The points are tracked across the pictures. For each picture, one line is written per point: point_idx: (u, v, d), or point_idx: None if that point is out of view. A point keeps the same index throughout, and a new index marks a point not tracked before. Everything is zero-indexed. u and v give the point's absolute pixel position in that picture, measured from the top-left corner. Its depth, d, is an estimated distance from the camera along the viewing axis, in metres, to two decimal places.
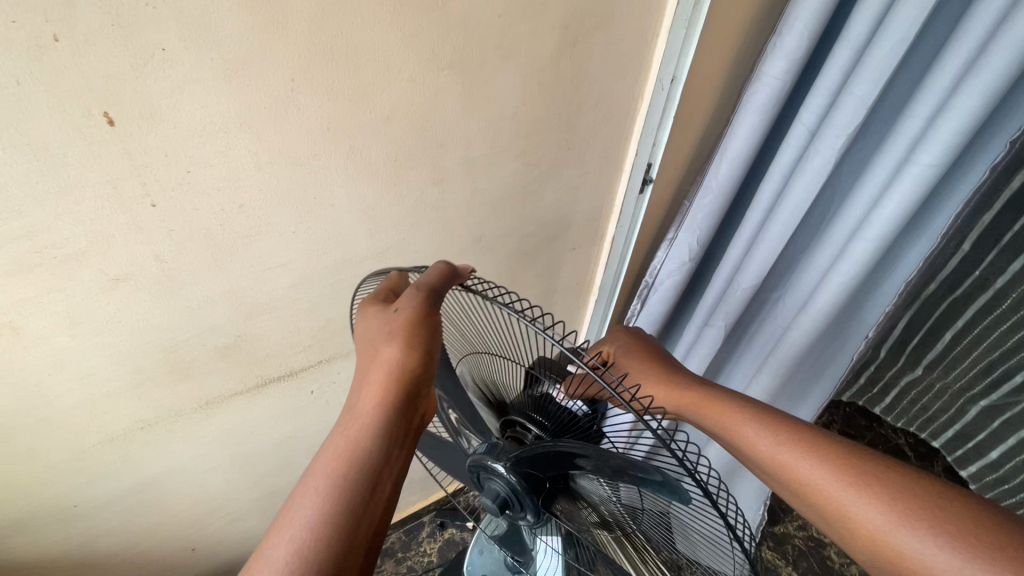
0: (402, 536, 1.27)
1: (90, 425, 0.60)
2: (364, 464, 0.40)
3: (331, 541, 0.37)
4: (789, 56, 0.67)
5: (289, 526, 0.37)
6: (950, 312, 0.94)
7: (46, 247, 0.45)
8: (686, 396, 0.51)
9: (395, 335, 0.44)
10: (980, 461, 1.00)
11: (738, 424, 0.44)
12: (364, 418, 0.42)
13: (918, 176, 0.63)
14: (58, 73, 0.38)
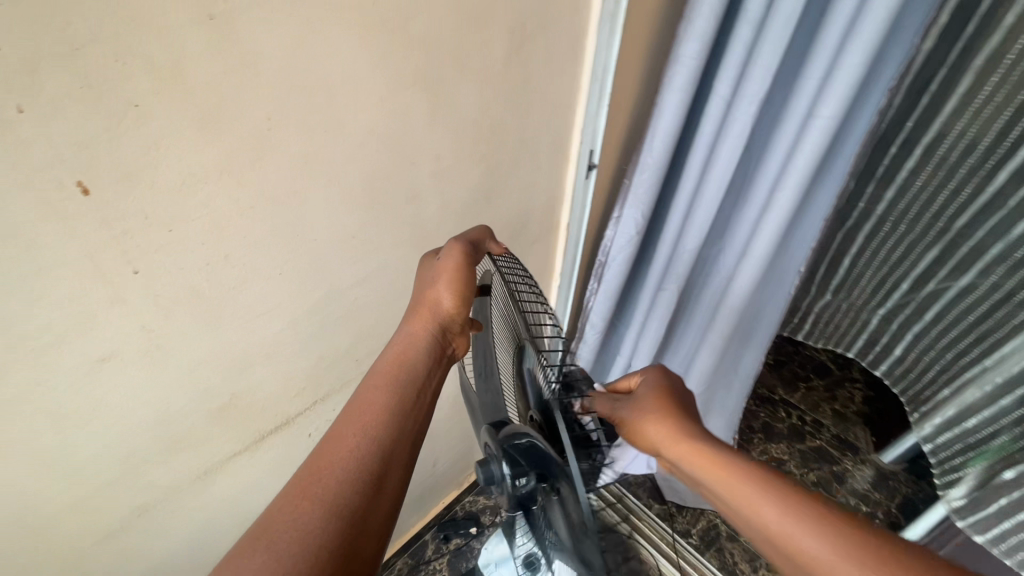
0: (408, 560, 1.24)
1: (82, 524, 0.54)
2: (413, 370, 0.51)
3: (392, 418, 0.46)
4: (700, 38, 0.75)
5: (346, 424, 0.44)
6: (851, 234, 1.17)
7: (21, 339, 0.41)
8: (689, 451, 0.48)
9: (442, 279, 0.56)
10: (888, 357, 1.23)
11: (755, 500, 0.43)
12: (413, 340, 0.54)
13: (824, 128, 0.74)
14: (25, 146, 0.35)
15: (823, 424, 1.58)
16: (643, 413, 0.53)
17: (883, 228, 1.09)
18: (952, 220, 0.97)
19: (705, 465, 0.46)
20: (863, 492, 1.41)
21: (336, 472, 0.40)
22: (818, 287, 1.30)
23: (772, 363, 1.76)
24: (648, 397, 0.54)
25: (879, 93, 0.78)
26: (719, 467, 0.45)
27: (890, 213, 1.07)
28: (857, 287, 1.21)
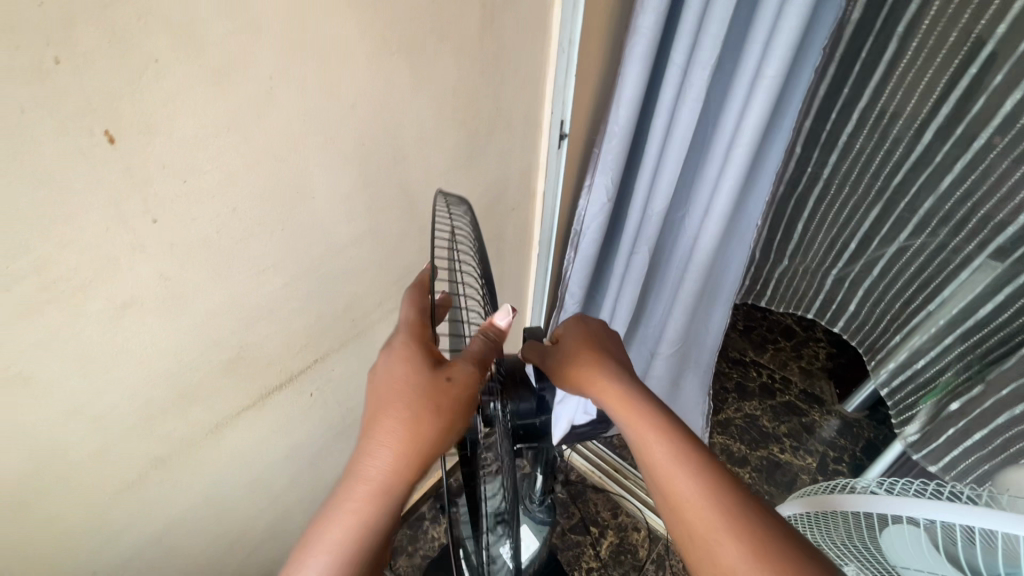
0: (406, 531, 1.29)
1: (104, 473, 0.58)
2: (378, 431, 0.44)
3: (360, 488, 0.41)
4: (656, 10, 0.82)
5: (348, 506, 0.40)
6: (803, 196, 1.24)
7: (54, 282, 0.44)
8: (598, 380, 0.54)
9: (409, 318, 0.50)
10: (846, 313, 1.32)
11: (641, 424, 0.49)
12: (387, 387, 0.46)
13: (770, 86, 0.82)
14: (61, 95, 0.39)
15: (791, 380, 1.68)
16: (571, 356, 0.58)
17: (831, 190, 1.18)
18: (889, 179, 1.08)
19: (611, 398, 0.52)
20: (830, 440, 1.51)
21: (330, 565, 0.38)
22: (776, 254, 1.37)
23: (742, 329, 1.85)
24: (578, 343, 0.60)
25: (816, 56, 0.86)
26: (620, 399, 0.52)
27: (835, 175, 1.15)
28: (812, 249, 1.29)
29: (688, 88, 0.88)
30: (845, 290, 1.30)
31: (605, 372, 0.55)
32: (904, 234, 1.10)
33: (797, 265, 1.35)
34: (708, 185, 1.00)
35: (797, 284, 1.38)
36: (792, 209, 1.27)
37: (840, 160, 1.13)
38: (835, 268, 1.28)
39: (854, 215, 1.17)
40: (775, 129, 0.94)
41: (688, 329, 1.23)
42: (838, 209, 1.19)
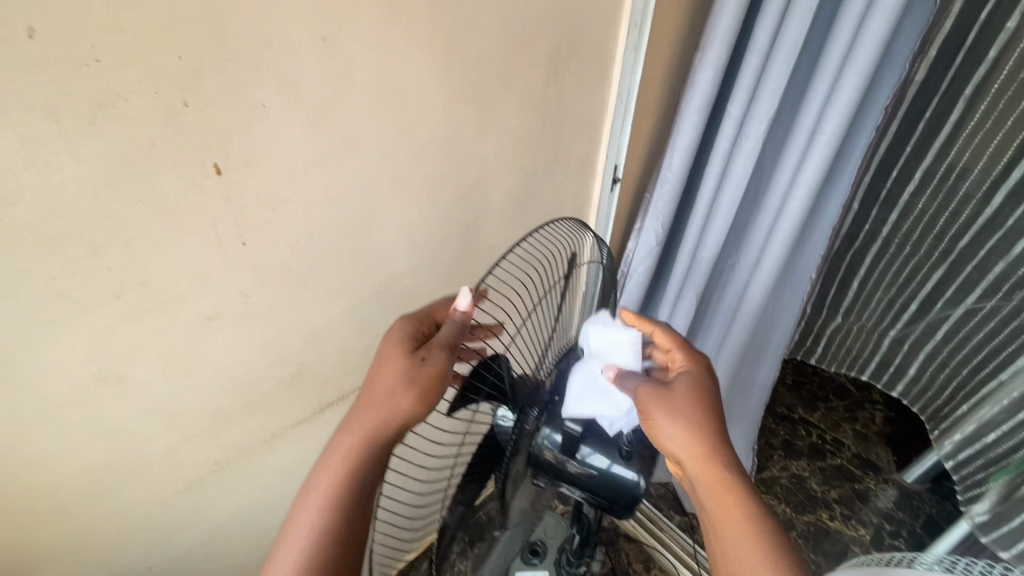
0: None
1: (171, 471, 0.62)
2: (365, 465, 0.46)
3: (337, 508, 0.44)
4: (714, 66, 0.85)
5: (337, 454, 0.46)
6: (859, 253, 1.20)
7: (156, 292, 0.50)
8: (705, 468, 0.52)
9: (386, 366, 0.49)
10: (904, 377, 1.25)
11: (743, 537, 0.49)
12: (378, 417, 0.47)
13: (828, 142, 0.82)
14: (184, 132, 0.45)
15: (844, 443, 1.58)
16: (693, 419, 0.53)
17: (889, 249, 1.14)
18: (954, 241, 1.03)
19: (717, 480, 0.52)
20: (887, 512, 1.41)
21: (325, 500, 0.44)
22: (829, 311, 1.32)
23: (792, 383, 1.77)
24: (687, 397, 0.55)
25: (877, 115, 0.85)
26: (725, 482, 0.52)
27: (894, 234, 1.12)
28: (868, 308, 1.25)
29: (744, 141, 0.89)
30: (903, 353, 1.23)
31: (719, 446, 0.53)
32: (968, 301, 1.05)
33: (852, 324, 1.30)
34: (760, 235, 1.00)
35: (850, 343, 1.33)
36: (847, 268, 1.24)
37: (898, 222, 1.10)
38: (893, 329, 1.23)
39: (915, 277, 1.13)
40: (832, 184, 0.93)
41: (733, 379, 1.20)
42: (898, 266, 1.15)
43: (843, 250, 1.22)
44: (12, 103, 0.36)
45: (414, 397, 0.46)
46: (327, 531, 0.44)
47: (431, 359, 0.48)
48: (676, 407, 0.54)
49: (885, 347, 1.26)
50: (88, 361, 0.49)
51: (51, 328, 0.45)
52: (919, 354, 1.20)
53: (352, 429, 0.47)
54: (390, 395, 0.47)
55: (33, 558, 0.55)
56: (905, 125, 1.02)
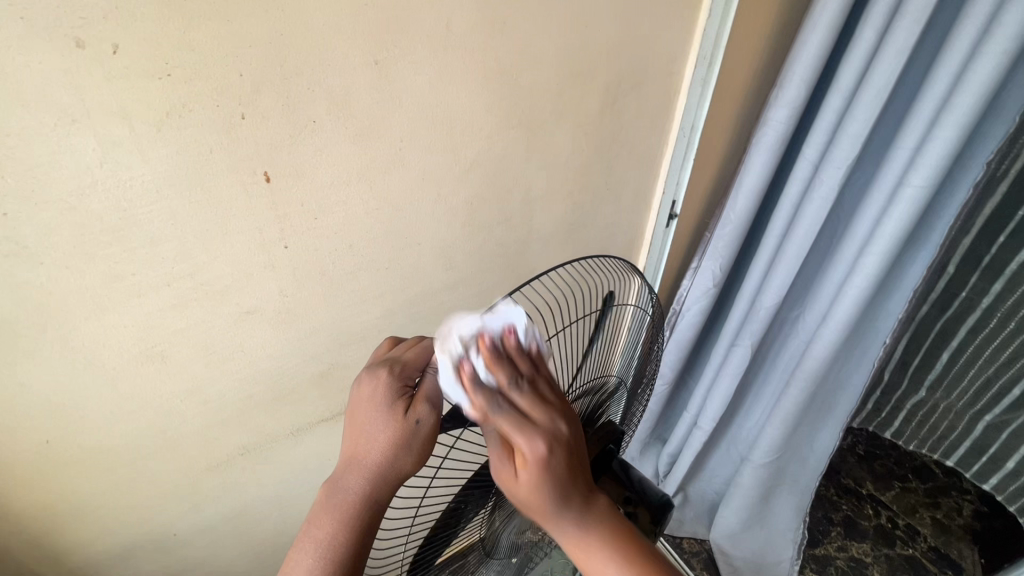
0: None
1: (202, 448, 0.67)
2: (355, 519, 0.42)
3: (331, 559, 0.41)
4: (790, 104, 0.79)
5: (335, 526, 0.41)
6: (955, 319, 1.07)
7: (202, 283, 0.54)
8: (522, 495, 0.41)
9: (368, 410, 0.43)
10: (999, 472, 1.08)
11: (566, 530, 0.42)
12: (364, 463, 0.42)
13: (914, 195, 0.74)
14: (239, 142, 0.49)
15: (919, 532, 1.39)
16: (530, 502, 0.41)
17: (988, 323, 1.02)
18: None
19: (565, 537, 0.43)
20: None
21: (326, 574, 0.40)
22: (911, 382, 1.21)
23: (863, 455, 1.59)
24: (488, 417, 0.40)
25: (980, 169, 0.75)
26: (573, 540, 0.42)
27: (997, 307, 0.99)
28: (959, 386, 1.11)
29: (818, 185, 0.83)
30: (999, 442, 1.07)
31: (567, 518, 0.42)
32: None
33: (938, 400, 1.17)
34: (830, 288, 0.91)
35: (935, 421, 1.19)
36: (937, 336, 1.12)
37: (1004, 293, 0.98)
38: (989, 414, 1.07)
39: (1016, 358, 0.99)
40: (918, 242, 0.83)
41: (788, 442, 1.09)
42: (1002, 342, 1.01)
43: (933, 315, 1.11)
44: (93, 109, 0.41)
45: (415, 460, 0.43)
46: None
47: (425, 419, 0.43)
48: (509, 488, 0.40)
49: (978, 433, 1.10)
50: (137, 339, 0.54)
51: (110, 306, 0.50)
52: (1023, 446, 1.03)
53: (346, 499, 0.42)
54: (384, 461, 0.42)
55: (76, 510, 0.61)
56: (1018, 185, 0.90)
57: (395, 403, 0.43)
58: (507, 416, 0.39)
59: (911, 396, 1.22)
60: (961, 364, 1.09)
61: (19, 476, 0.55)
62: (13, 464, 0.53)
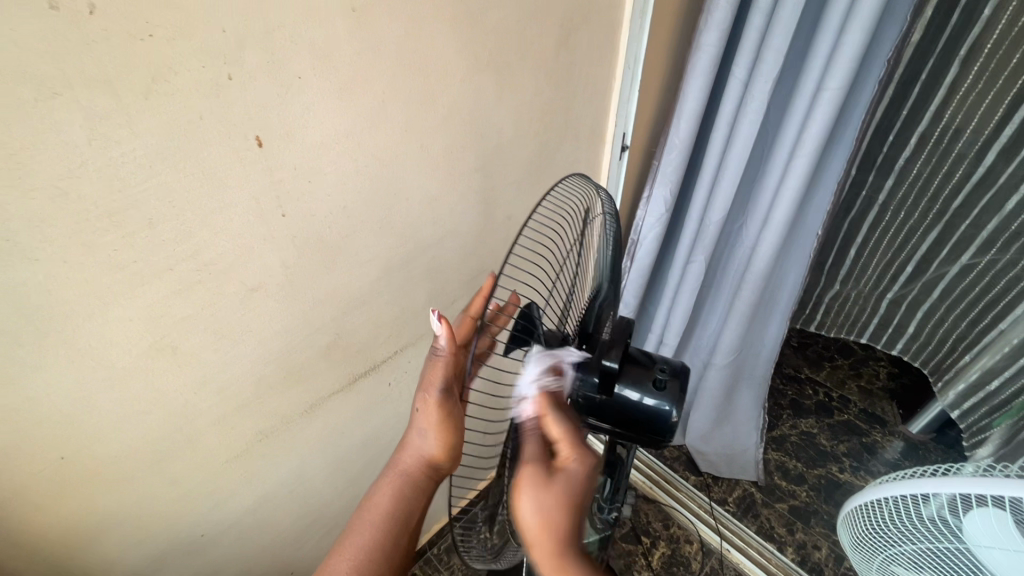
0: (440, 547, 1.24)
1: (220, 441, 0.65)
2: (411, 496, 0.51)
3: (390, 522, 0.51)
4: (719, 27, 0.86)
5: (383, 486, 0.52)
6: (857, 220, 1.22)
7: (205, 264, 0.52)
8: (535, 533, 0.44)
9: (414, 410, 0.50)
10: (903, 337, 1.29)
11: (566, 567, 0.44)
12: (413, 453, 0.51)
13: (832, 98, 0.84)
14: (229, 105, 0.47)
15: (850, 400, 1.63)
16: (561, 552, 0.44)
17: (885, 216, 1.17)
18: (948, 203, 1.06)
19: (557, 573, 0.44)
20: (893, 462, 1.45)
21: (371, 526, 0.51)
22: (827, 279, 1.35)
23: (797, 345, 1.80)
24: (531, 453, 0.46)
25: (879, 67, 0.87)
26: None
27: (890, 202, 1.14)
28: (864, 276, 1.28)
29: (749, 101, 0.91)
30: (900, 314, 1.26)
31: (573, 553, 0.45)
32: (961, 261, 1.10)
33: (849, 290, 1.33)
34: (767, 194, 1.02)
35: (847, 309, 1.36)
36: (844, 235, 1.26)
37: (894, 189, 1.12)
38: (891, 291, 1.25)
39: (909, 241, 1.16)
40: (836, 141, 0.96)
41: (744, 340, 1.23)
42: (907, 229, 1.15)
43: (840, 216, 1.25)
44: (74, 80, 0.38)
45: (434, 446, 0.48)
46: (376, 547, 0.50)
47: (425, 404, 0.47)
48: (533, 496, 0.43)
49: (883, 311, 1.29)
50: (144, 332, 0.51)
51: (114, 299, 0.48)
52: (918, 313, 1.23)
53: (393, 466, 0.52)
54: (413, 441, 0.50)
55: (99, 527, 0.58)
56: (901, 90, 1.04)
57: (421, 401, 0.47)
58: (564, 431, 0.46)
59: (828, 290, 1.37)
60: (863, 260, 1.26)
61: (36, 499, 0.51)
62: (29, 486, 0.50)
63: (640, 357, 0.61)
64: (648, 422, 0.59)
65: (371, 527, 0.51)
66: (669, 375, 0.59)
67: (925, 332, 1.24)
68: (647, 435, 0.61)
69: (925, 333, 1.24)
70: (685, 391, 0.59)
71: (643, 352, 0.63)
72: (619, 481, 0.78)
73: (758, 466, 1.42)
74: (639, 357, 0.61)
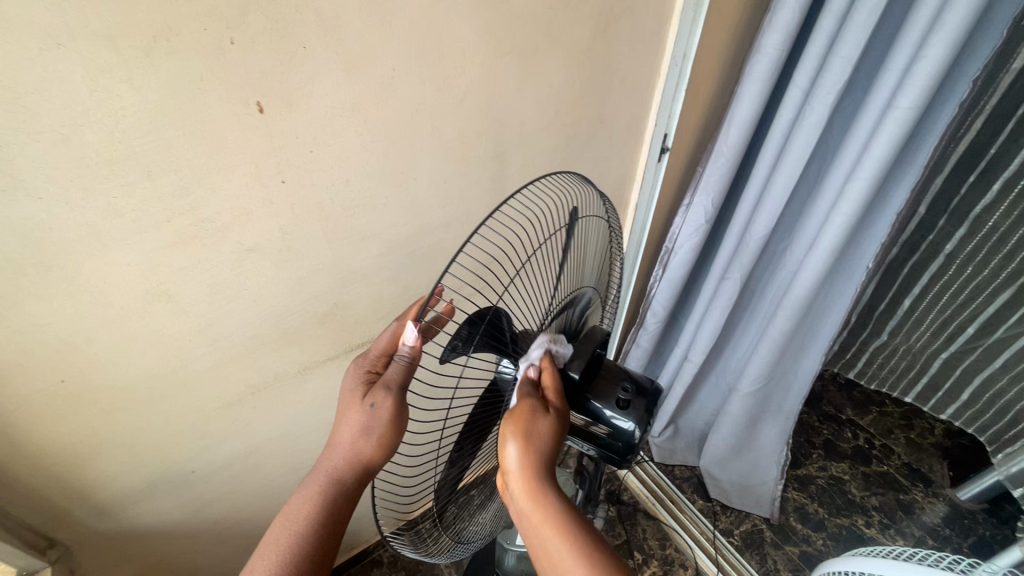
0: None
1: (214, 388, 0.69)
2: (339, 496, 0.48)
3: (315, 526, 0.47)
4: (783, 29, 0.78)
5: (311, 489, 0.48)
6: (916, 270, 1.13)
7: (202, 220, 0.54)
8: (524, 473, 0.45)
9: (348, 413, 0.46)
10: (954, 403, 1.15)
11: (548, 511, 0.44)
12: (344, 453, 0.47)
13: (903, 119, 0.74)
14: (230, 69, 0.48)
15: (893, 451, 1.49)
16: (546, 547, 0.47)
17: (948, 270, 1.07)
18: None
19: (537, 508, 0.45)
20: (931, 526, 1.32)
21: (293, 533, 0.47)
22: (873, 329, 1.27)
23: (843, 383, 1.67)
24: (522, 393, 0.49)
25: (966, 89, 0.76)
26: (548, 519, 0.44)
27: (958, 252, 1.03)
28: (919, 327, 1.17)
29: (808, 113, 0.83)
30: (952, 377, 1.14)
31: (552, 489, 0.46)
32: None
33: (898, 344, 1.23)
34: (818, 217, 0.93)
35: (895, 361, 1.26)
36: (900, 288, 1.18)
37: (965, 239, 1.01)
38: (947, 350, 1.12)
39: (975, 297, 1.03)
40: (903, 167, 0.86)
41: (774, 370, 1.13)
42: (978, 282, 1.02)
43: (902, 257, 1.15)
44: (78, 32, 0.40)
45: (373, 444, 0.46)
46: (299, 554, 0.47)
47: (378, 405, 0.45)
48: (526, 424, 0.46)
49: (935, 368, 1.17)
50: (141, 278, 0.55)
51: (112, 243, 0.51)
52: (977, 377, 1.09)
53: (319, 467, 0.48)
54: (345, 440, 0.46)
55: (96, 449, 0.63)
56: (993, 122, 0.91)
57: (366, 402, 0.45)
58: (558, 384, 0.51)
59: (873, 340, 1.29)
60: (920, 309, 1.15)
61: (37, 415, 0.56)
62: (30, 402, 0.55)
63: (609, 368, 0.60)
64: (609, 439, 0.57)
65: (293, 535, 0.47)
66: (632, 396, 0.57)
67: (982, 399, 1.09)
68: (607, 450, 0.59)
69: (981, 401, 1.09)
70: (650, 412, 0.58)
71: (621, 368, 0.61)
72: (591, 492, 0.79)
73: (774, 503, 1.34)
74: (610, 370, 0.60)
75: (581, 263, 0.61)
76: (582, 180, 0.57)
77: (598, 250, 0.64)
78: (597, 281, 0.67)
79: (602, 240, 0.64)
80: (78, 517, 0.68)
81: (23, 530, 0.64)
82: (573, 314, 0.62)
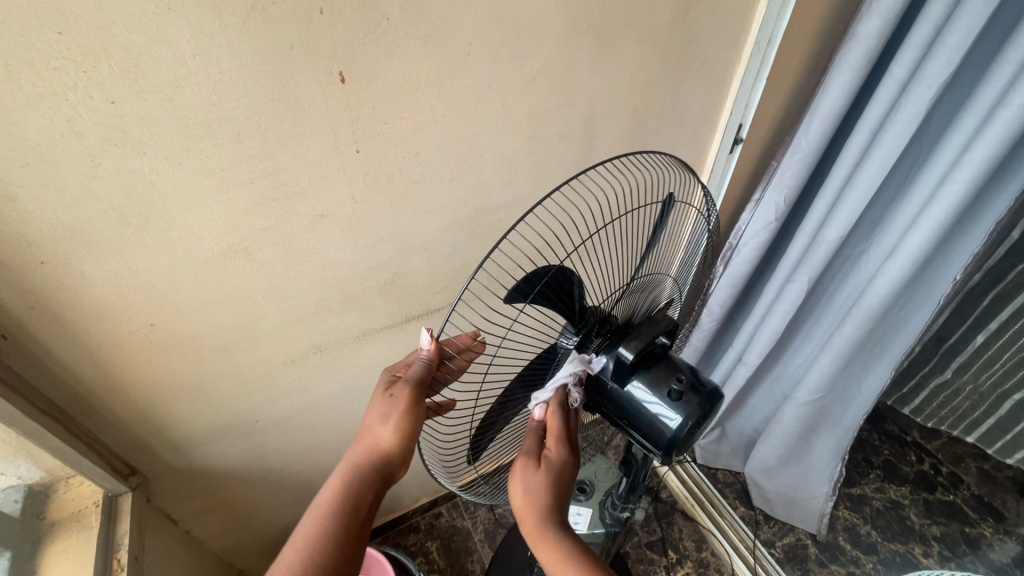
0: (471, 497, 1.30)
1: (279, 345, 0.73)
2: (362, 483, 0.51)
3: (341, 511, 0.49)
4: (885, 13, 0.73)
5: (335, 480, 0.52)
6: (1002, 298, 1.10)
7: (282, 183, 0.57)
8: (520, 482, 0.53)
9: (373, 408, 0.51)
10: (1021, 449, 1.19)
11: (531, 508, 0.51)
12: (367, 442, 0.51)
13: (1014, 116, 0.67)
14: (318, 38, 0.50)
15: (962, 480, 1.36)
16: (530, 510, 0.52)
17: None
18: None
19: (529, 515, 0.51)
20: (998, 565, 1.22)
21: (320, 519, 0.49)
22: (939, 364, 1.27)
23: None
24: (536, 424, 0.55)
25: None
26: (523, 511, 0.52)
27: None
28: (987, 369, 1.18)
29: (903, 107, 0.77)
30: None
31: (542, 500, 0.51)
32: None
33: (964, 382, 1.24)
34: (903, 222, 0.86)
35: (957, 402, 1.28)
36: (977, 317, 1.16)
37: None
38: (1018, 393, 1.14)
39: None
40: (1009, 171, 0.78)
41: (837, 381, 1.07)
42: None
43: (984, 286, 1.12)
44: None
45: (393, 429, 0.49)
46: (324, 541, 0.47)
47: (398, 395, 0.49)
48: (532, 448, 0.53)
49: (1004, 411, 1.18)
50: (225, 235, 0.58)
51: (201, 200, 0.54)
52: None
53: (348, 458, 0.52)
54: (371, 427, 0.51)
55: (175, 391, 0.69)
56: None
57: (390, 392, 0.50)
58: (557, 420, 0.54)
59: (936, 376, 1.30)
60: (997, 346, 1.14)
61: (128, 354, 0.62)
62: (123, 341, 0.61)
63: (669, 360, 0.58)
64: (652, 430, 0.57)
65: (320, 521, 0.49)
66: (686, 390, 0.55)
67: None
68: (647, 441, 0.59)
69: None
70: (703, 410, 0.55)
71: (684, 363, 0.58)
72: (634, 484, 0.79)
73: (822, 520, 1.27)
74: (670, 362, 0.58)
75: (663, 248, 0.61)
76: (676, 163, 0.56)
77: (684, 238, 0.64)
78: (677, 269, 0.66)
79: (690, 228, 0.63)
80: (158, 452, 0.75)
81: (112, 456, 0.71)
82: (644, 297, 0.62)
